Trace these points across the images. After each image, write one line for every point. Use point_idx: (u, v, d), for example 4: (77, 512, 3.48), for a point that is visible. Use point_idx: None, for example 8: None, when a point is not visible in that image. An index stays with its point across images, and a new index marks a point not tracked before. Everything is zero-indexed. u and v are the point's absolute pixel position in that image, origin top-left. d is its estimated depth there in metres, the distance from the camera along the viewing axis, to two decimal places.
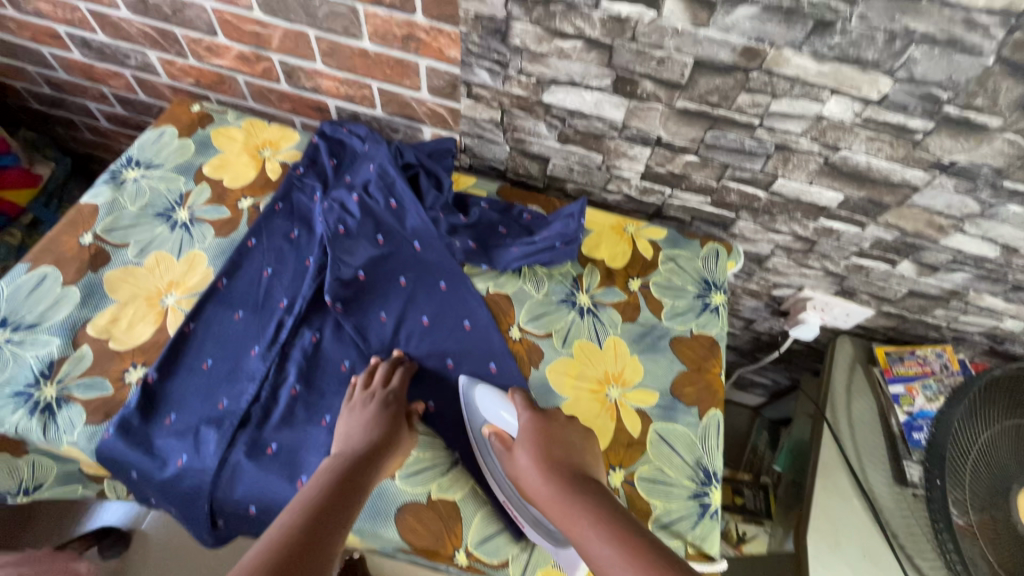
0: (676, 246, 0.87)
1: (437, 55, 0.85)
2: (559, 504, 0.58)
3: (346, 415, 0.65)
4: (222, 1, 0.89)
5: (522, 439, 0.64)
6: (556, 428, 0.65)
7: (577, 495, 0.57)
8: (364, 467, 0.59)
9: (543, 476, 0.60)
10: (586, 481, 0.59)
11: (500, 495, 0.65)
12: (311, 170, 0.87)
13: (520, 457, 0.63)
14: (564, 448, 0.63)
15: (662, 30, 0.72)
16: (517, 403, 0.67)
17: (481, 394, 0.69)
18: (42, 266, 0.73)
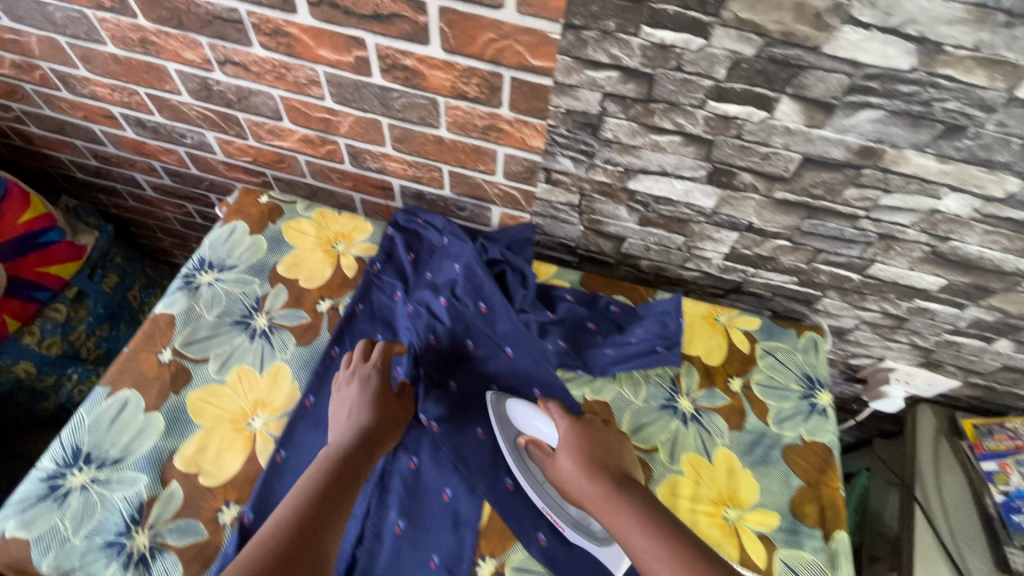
0: (772, 338, 0.83)
1: (518, 144, 0.82)
2: (604, 503, 0.61)
3: (350, 391, 0.69)
4: (291, 90, 0.85)
5: (563, 446, 0.66)
6: (593, 433, 0.67)
7: (621, 495, 0.61)
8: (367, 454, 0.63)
9: (589, 478, 0.63)
10: (627, 482, 0.63)
11: (538, 500, 0.67)
12: (389, 265, 0.84)
13: (564, 462, 0.65)
14: (602, 451, 0.66)
15: (772, 129, 0.68)
16: (554, 413, 0.69)
17: (516, 407, 0.71)
18: (122, 391, 0.70)
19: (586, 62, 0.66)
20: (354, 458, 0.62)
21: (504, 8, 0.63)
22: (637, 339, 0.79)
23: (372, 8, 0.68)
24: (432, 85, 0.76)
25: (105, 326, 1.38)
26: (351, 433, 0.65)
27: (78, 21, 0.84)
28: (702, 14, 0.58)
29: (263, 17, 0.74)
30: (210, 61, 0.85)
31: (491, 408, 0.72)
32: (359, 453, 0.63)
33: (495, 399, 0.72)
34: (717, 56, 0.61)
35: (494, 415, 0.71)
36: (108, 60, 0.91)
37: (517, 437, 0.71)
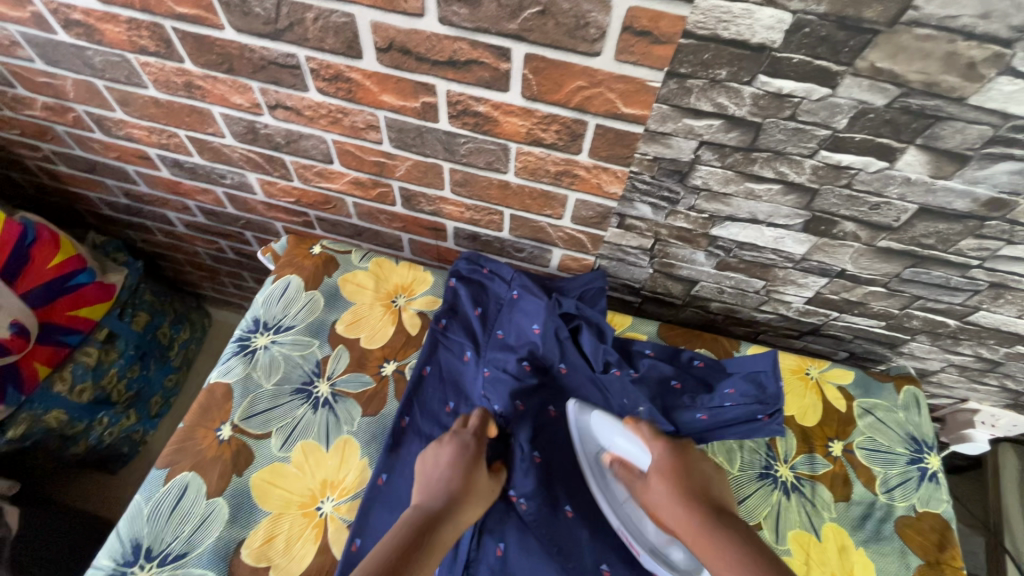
0: (869, 394, 0.77)
1: (594, 190, 0.75)
2: (701, 533, 0.56)
3: (443, 451, 0.64)
4: (346, 134, 0.80)
5: (659, 467, 0.63)
6: (686, 461, 0.64)
7: (719, 528, 0.56)
8: (457, 511, 0.58)
9: (686, 505, 0.59)
10: (726, 517, 0.58)
11: (615, 520, 0.65)
12: (455, 321, 0.78)
13: (659, 485, 0.62)
14: (696, 480, 0.62)
15: (889, 180, 0.62)
16: (647, 433, 0.67)
17: (599, 421, 0.70)
18: (180, 473, 0.64)
19: (686, 110, 0.60)
20: (444, 520, 0.57)
21: (600, 56, 0.57)
22: (733, 404, 0.71)
23: (448, 55, 0.62)
24: (505, 131, 0.70)
25: (136, 367, 1.33)
26: (439, 494, 0.59)
27: (120, 65, 0.80)
28: (833, 63, 0.52)
29: (323, 62, 0.69)
30: (260, 105, 0.79)
31: (573, 422, 0.71)
32: (450, 518, 0.57)
33: (577, 411, 0.70)
34: (841, 107, 0.55)
35: (574, 428, 0.71)
36: (148, 103, 0.86)
37: (599, 453, 0.70)
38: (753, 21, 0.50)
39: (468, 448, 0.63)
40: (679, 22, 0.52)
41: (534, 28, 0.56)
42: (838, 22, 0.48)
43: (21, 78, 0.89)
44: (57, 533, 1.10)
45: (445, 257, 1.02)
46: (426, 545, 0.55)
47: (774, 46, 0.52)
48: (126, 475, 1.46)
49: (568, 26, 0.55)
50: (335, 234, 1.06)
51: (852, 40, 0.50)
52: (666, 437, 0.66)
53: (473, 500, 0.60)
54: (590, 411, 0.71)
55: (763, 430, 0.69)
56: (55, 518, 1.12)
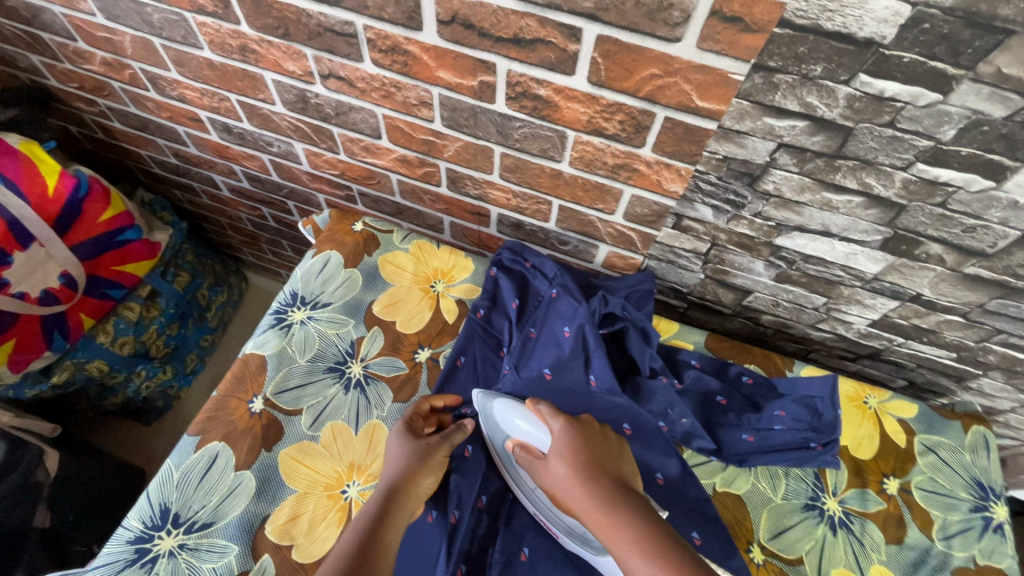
0: (933, 431, 0.71)
1: (652, 186, 0.71)
2: (598, 515, 0.52)
3: (391, 439, 0.62)
4: (397, 109, 0.77)
5: (555, 447, 0.58)
6: (588, 435, 0.58)
7: (615, 505, 0.52)
8: (408, 489, 0.57)
9: (578, 482, 0.54)
10: (627, 493, 0.53)
11: (530, 505, 0.62)
12: (494, 313, 0.75)
13: (554, 466, 0.57)
14: (601, 454, 0.57)
15: (991, 201, 0.55)
16: (545, 414, 0.61)
17: (500, 408, 0.64)
18: (212, 442, 0.64)
19: (768, 108, 0.55)
20: (395, 500, 0.56)
21: (681, 42, 0.52)
22: (783, 428, 0.67)
23: (514, 31, 0.58)
24: (565, 118, 0.66)
25: (175, 325, 1.36)
26: (388, 477, 0.58)
27: (177, 23, 0.79)
28: (950, 66, 0.46)
29: (381, 32, 0.66)
30: (313, 74, 0.77)
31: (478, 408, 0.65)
32: (403, 496, 0.57)
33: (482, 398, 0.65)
34: (951, 115, 0.49)
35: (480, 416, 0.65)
36: (202, 65, 0.85)
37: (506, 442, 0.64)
38: (864, 12, 0.44)
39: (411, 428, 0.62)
40: (776, 9, 0.47)
41: (611, 7, 0.52)
42: (966, 18, 0.42)
43: (82, 31, 0.89)
44: (92, 480, 1.14)
45: (486, 243, 0.99)
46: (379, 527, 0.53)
47: (883, 42, 0.46)
48: (158, 427, 1.51)
49: (649, 7, 0.51)
50: (377, 211, 1.05)
51: (979, 40, 0.43)
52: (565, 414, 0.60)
53: (427, 472, 0.59)
54: (493, 399, 0.65)
55: (813, 460, 0.66)
56: (93, 465, 1.16)
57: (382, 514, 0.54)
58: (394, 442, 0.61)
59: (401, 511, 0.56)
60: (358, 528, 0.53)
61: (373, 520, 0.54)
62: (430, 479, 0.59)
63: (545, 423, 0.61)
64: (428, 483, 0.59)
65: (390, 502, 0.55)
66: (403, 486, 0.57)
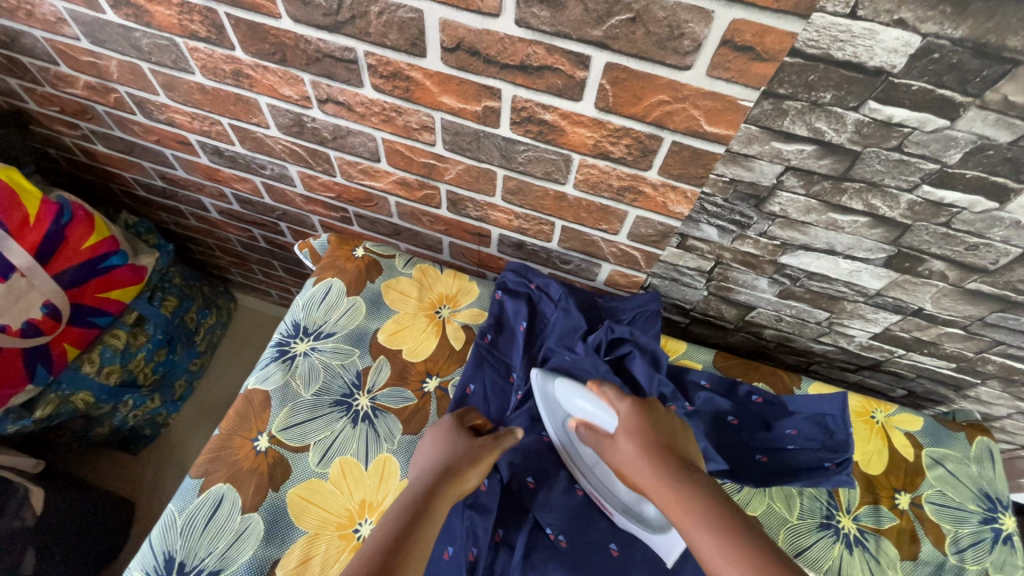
0: (940, 444, 0.72)
1: (658, 208, 0.71)
2: (667, 494, 0.53)
3: (430, 437, 0.62)
4: (397, 133, 0.76)
5: (622, 427, 0.60)
6: (654, 416, 0.60)
7: (685, 484, 0.53)
8: (454, 480, 0.56)
9: (648, 461, 0.56)
10: (694, 472, 0.55)
11: (585, 483, 0.65)
12: (501, 336, 0.74)
13: (622, 445, 0.59)
14: (666, 435, 0.59)
15: (994, 221, 0.56)
16: (610, 395, 0.63)
17: (561, 388, 0.67)
18: (216, 484, 0.61)
19: (777, 132, 0.56)
20: (440, 489, 0.55)
21: (691, 70, 0.52)
22: (796, 446, 0.68)
23: (520, 59, 0.58)
24: (570, 142, 0.66)
25: (163, 351, 1.32)
26: (434, 467, 0.57)
27: (168, 49, 0.77)
28: (958, 94, 0.46)
29: (383, 58, 0.65)
30: (310, 98, 0.76)
31: (537, 389, 0.68)
32: (449, 487, 0.56)
33: (542, 379, 0.67)
34: (957, 140, 0.50)
35: (540, 397, 0.68)
36: (193, 89, 0.83)
37: (566, 419, 0.68)
38: (875, 43, 0.45)
39: (455, 427, 0.62)
40: (788, 39, 0.47)
41: (621, 35, 0.52)
42: (975, 49, 0.43)
43: (64, 56, 0.86)
44: (85, 517, 1.11)
45: (487, 263, 0.98)
46: (422, 515, 0.52)
47: (893, 71, 0.46)
48: (146, 456, 1.46)
49: (659, 36, 0.50)
50: (373, 232, 1.03)
51: (987, 69, 0.44)
52: (630, 396, 0.62)
53: (473, 469, 0.58)
54: (553, 380, 0.68)
55: (829, 479, 0.64)
56: (89, 501, 1.13)
57: (428, 500, 0.53)
58: (434, 439, 0.61)
59: (444, 506, 0.54)
60: (402, 509, 0.52)
61: (418, 504, 0.53)
62: (475, 478, 0.58)
63: (609, 405, 0.63)
64: (472, 482, 0.58)
65: (434, 493, 0.54)
66: (449, 477, 0.56)
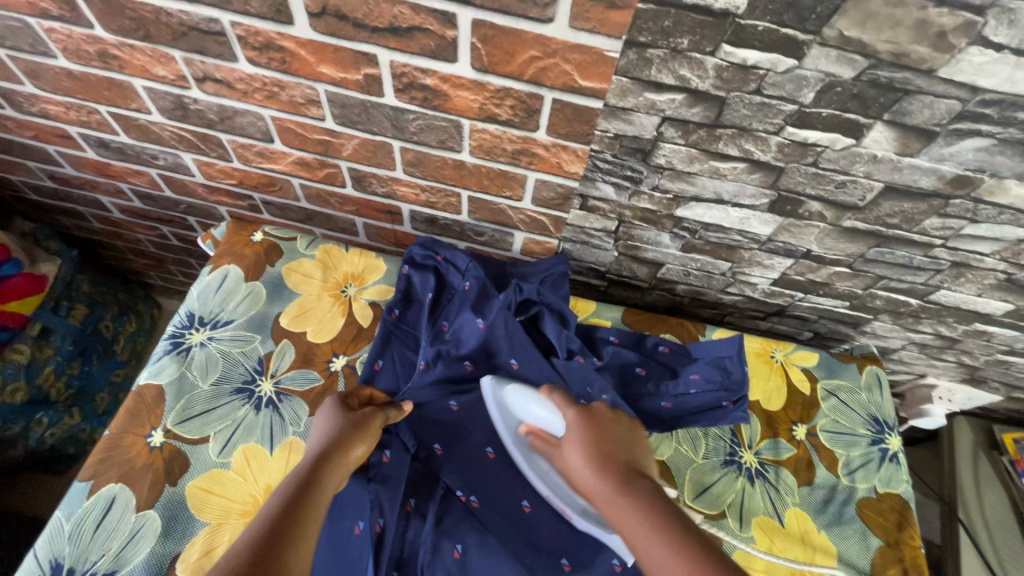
0: (833, 376, 0.76)
1: (553, 169, 0.71)
2: (611, 504, 0.54)
3: (321, 412, 0.62)
4: (285, 110, 0.73)
5: (569, 437, 0.61)
6: (599, 424, 0.61)
7: (626, 493, 0.54)
8: (340, 453, 0.56)
9: (595, 472, 0.56)
10: (638, 481, 0.56)
11: (543, 488, 0.62)
12: (409, 310, 0.74)
13: (569, 455, 0.59)
14: (609, 441, 0.59)
15: (855, 157, 0.59)
16: (557, 402, 0.63)
17: (512, 394, 0.64)
18: (106, 485, 0.58)
19: (647, 83, 0.57)
20: (327, 461, 0.55)
21: (553, 22, 0.52)
22: (697, 390, 0.69)
23: (388, 20, 0.57)
24: (456, 107, 0.65)
25: (77, 363, 1.25)
26: (321, 440, 0.57)
27: (22, 31, 0.71)
28: (799, 32, 0.48)
29: (251, 28, 0.62)
30: (186, 78, 0.72)
31: (490, 397, 0.65)
32: (336, 458, 0.56)
33: (493, 386, 0.65)
34: (808, 79, 0.52)
35: (492, 404, 0.65)
36: (60, 75, 0.77)
37: (518, 425, 0.66)
38: None
39: (346, 400, 0.63)
40: None
41: None
42: None
43: None
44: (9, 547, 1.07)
45: (403, 241, 0.96)
46: (312, 484, 0.52)
47: (737, 12, 0.48)
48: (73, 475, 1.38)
49: None
50: (284, 218, 1.00)
51: (819, 6, 0.46)
52: (577, 405, 0.62)
53: (361, 439, 0.59)
54: (504, 385, 0.65)
55: (726, 418, 0.67)
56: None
57: (312, 472, 0.54)
58: (324, 415, 0.61)
59: (333, 474, 0.55)
60: (290, 483, 0.52)
61: (302, 478, 0.53)
62: (363, 447, 0.59)
63: (558, 411, 0.63)
64: (361, 451, 0.58)
65: (321, 462, 0.55)
66: (336, 449, 0.57)
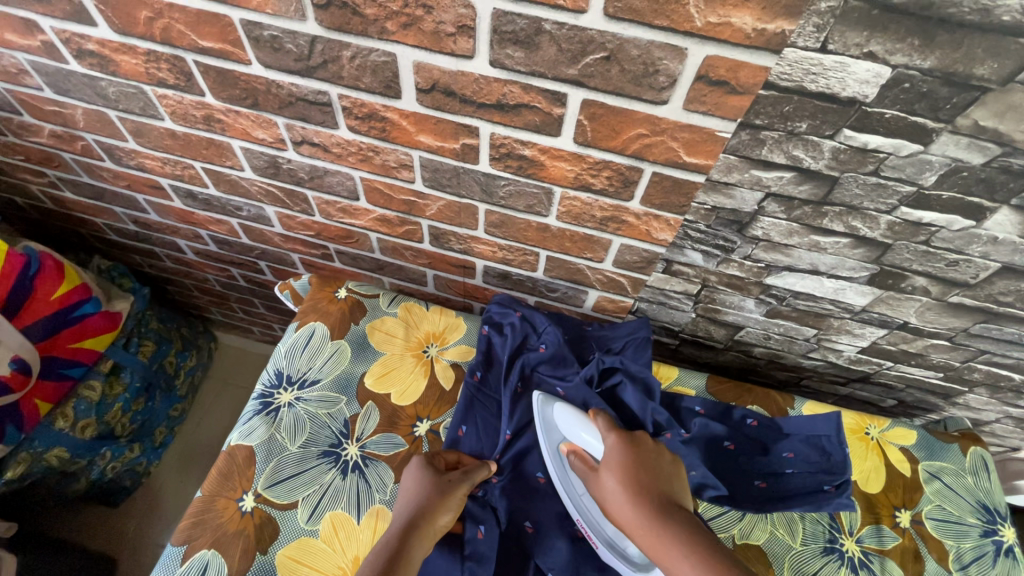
0: (935, 457, 0.72)
1: (641, 236, 0.70)
2: (650, 534, 0.54)
3: (409, 472, 0.62)
4: (376, 172, 0.75)
5: (609, 463, 0.61)
6: (641, 452, 0.61)
7: (668, 525, 0.54)
8: (426, 524, 0.56)
9: (631, 501, 0.57)
10: (676, 512, 0.56)
11: (572, 510, 0.63)
12: (490, 372, 0.73)
13: (607, 480, 0.59)
14: (646, 469, 0.59)
15: (972, 238, 0.57)
16: (602, 426, 0.65)
17: (559, 413, 0.67)
18: (200, 549, 0.59)
19: (755, 161, 0.56)
20: (412, 535, 0.55)
21: (667, 104, 0.52)
22: (794, 470, 0.67)
23: (497, 98, 0.58)
24: (551, 175, 0.65)
25: (142, 399, 1.28)
26: (407, 508, 0.58)
27: (135, 96, 0.75)
28: (930, 120, 0.47)
29: (357, 100, 0.64)
30: (284, 141, 0.74)
31: (536, 411, 0.68)
32: (420, 530, 0.56)
33: (542, 402, 0.67)
34: (932, 163, 0.51)
35: (538, 420, 0.67)
36: (163, 135, 0.81)
37: (558, 443, 0.67)
38: (846, 74, 0.45)
39: (431, 461, 0.62)
40: (761, 73, 0.47)
41: (596, 73, 0.52)
42: (945, 78, 0.44)
43: (27, 106, 0.84)
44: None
45: (473, 293, 0.96)
46: (398, 562, 0.53)
47: (865, 100, 0.47)
48: (124, 507, 1.40)
49: (634, 73, 0.50)
50: (355, 267, 1.01)
51: (956, 96, 0.45)
52: (619, 431, 0.63)
53: (446, 509, 0.58)
54: (553, 403, 0.68)
55: (829, 503, 0.63)
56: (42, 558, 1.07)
57: (398, 548, 0.54)
58: (410, 475, 0.61)
59: (419, 548, 0.55)
60: (377, 557, 0.53)
61: (389, 553, 0.54)
62: (449, 514, 0.58)
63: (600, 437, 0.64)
64: (446, 518, 0.58)
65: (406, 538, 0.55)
66: (419, 521, 0.56)
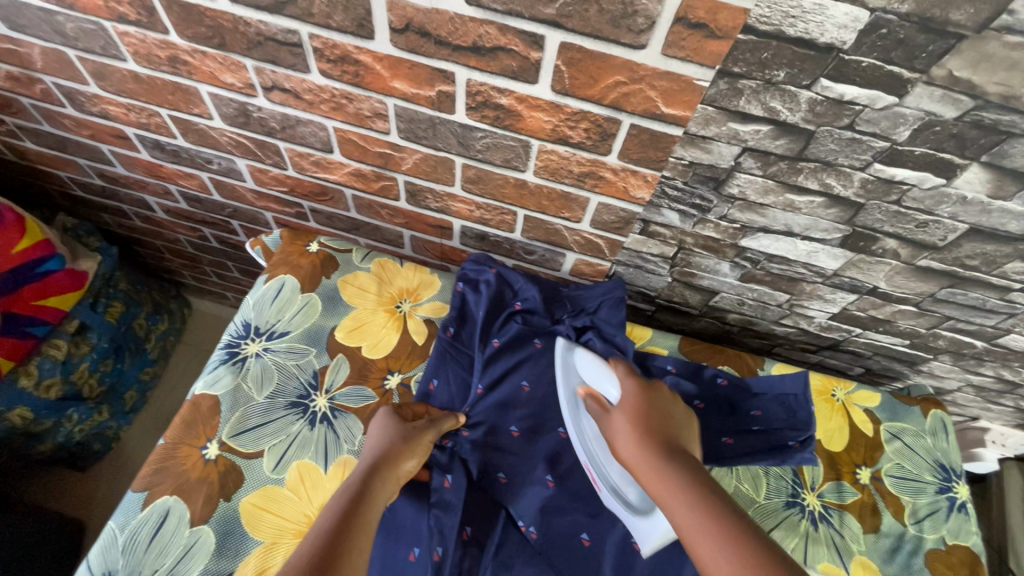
0: (897, 418, 0.74)
1: (618, 194, 0.70)
2: (649, 469, 0.52)
3: (377, 422, 0.61)
4: (349, 122, 0.72)
5: (622, 405, 0.59)
6: (657, 401, 0.59)
7: (670, 463, 0.51)
8: (389, 468, 0.56)
9: (636, 441, 0.55)
10: (681, 455, 0.53)
11: (582, 455, 0.63)
12: (464, 328, 0.72)
13: (616, 420, 0.58)
14: (658, 415, 0.57)
15: (943, 197, 0.58)
16: (619, 372, 0.63)
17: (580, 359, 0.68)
18: (161, 497, 0.58)
19: (733, 113, 0.55)
20: (376, 476, 0.55)
21: (646, 48, 0.51)
22: (762, 427, 0.68)
23: (473, 39, 0.56)
24: (528, 127, 0.64)
25: (110, 360, 1.24)
26: (374, 452, 0.57)
27: (94, 33, 0.71)
28: (906, 70, 0.47)
29: (329, 41, 0.61)
30: (254, 86, 0.72)
31: (559, 356, 0.69)
32: (385, 470, 0.56)
33: (565, 347, 0.69)
34: (906, 117, 0.51)
35: (559, 362, 0.69)
36: (126, 78, 0.78)
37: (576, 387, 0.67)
38: (825, 18, 0.45)
39: (400, 411, 0.62)
40: (740, 15, 0.46)
41: (575, 13, 0.50)
42: (921, 23, 0.43)
43: None
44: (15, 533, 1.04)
45: (450, 256, 0.95)
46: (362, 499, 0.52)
47: (843, 47, 0.46)
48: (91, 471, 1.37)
49: (613, 13, 0.49)
50: (331, 227, 0.99)
51: (933, 44, 0.45)
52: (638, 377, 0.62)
53: (412, 454, 0.58)
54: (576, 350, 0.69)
55: (793, 457, 0.64)
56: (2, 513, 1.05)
57: (363, 487, 0.53)
58: (377, 423, 0.61)
59: (382, 489, 0.54)
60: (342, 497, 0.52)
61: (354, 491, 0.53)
62: (413, 462, 0.58)
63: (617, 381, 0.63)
64: (411, 465, 0.58)
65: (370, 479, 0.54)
66: (382, 463, 0.56)
